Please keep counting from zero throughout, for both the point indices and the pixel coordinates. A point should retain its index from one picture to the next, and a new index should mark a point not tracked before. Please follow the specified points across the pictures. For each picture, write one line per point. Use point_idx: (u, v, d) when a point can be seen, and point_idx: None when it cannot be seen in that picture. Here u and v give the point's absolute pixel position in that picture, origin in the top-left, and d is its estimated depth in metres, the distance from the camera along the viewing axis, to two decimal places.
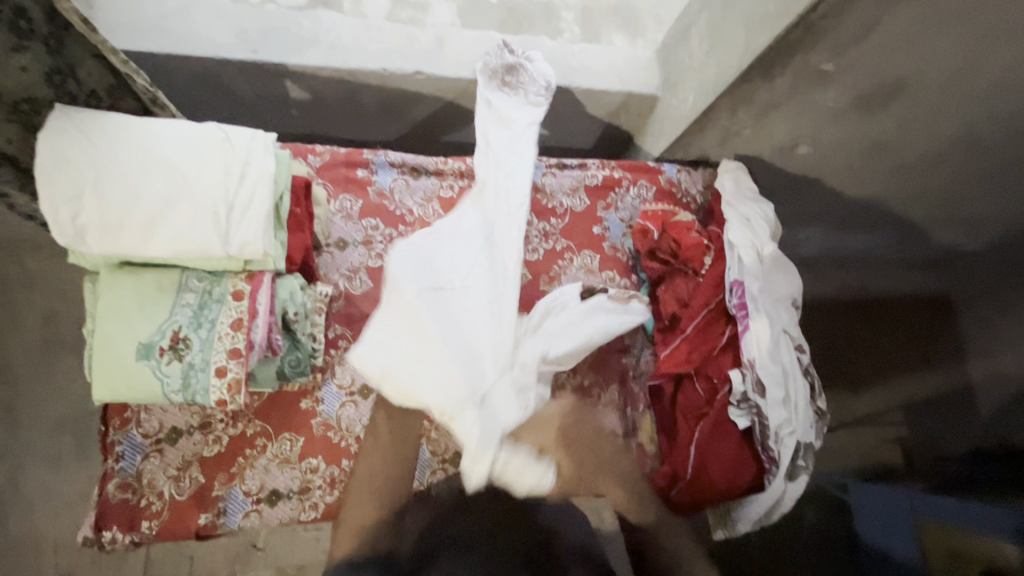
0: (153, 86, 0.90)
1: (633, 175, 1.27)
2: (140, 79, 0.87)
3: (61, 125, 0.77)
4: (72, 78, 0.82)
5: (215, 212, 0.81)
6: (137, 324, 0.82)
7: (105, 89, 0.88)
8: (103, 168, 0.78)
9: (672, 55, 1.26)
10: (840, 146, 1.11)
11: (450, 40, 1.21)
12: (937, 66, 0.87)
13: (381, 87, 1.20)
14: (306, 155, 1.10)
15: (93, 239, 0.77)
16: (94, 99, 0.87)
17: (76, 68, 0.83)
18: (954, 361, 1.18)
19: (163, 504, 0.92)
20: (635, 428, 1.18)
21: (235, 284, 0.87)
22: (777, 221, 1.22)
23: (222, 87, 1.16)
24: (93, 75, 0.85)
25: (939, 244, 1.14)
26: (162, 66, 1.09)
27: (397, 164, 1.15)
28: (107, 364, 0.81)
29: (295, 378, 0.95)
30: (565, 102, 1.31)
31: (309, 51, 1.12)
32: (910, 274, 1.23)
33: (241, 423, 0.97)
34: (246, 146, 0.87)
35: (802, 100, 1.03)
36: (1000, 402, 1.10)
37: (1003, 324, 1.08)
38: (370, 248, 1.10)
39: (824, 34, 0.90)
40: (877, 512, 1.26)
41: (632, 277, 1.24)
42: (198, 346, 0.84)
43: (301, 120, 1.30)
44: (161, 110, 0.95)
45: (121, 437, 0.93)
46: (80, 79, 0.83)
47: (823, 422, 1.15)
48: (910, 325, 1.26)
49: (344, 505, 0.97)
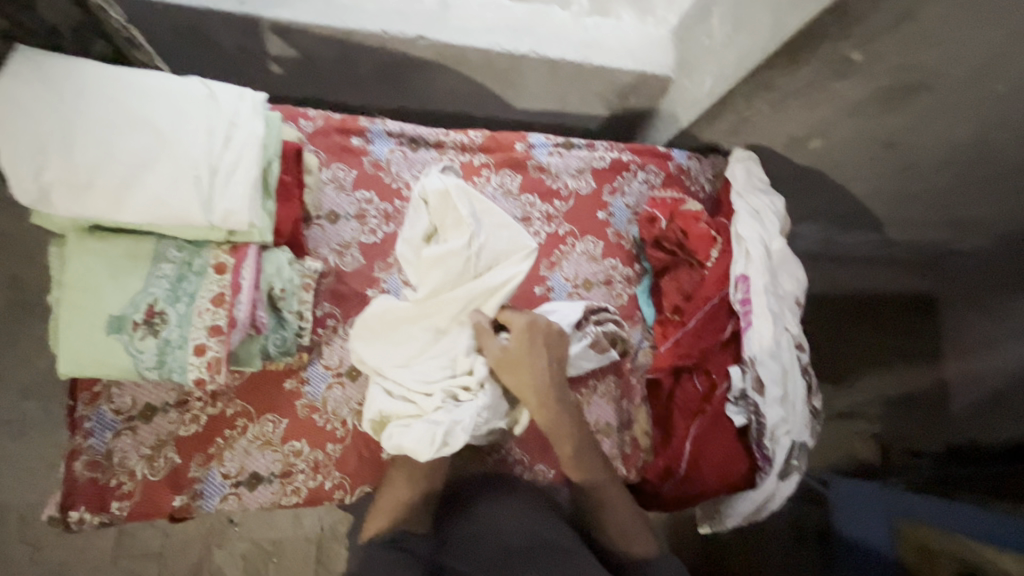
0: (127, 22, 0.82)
1: (643, 158, 1.22)
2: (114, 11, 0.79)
3: (22, 71, 0.69)
4: (29, 11, 0.74)
5: (197, 176, 0.74)
6: (108, 295, 0.76)
7: (70, 29, 0.79)
8: (71, 122, 0.70)
9: (689, 35, 1.20)
10: (855, 143, 1.07)
11: (455, 5, 1.14)
12: (968, 63, 0.83)
13: (379, 51, 1.12)
14: (297, 119, 1.03)
15: (59, 201, 0.70)
16: (56, 35, 0.79)
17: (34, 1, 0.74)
18: (931, 361, 1.33)
19: (135, 484, 0.87)
20: (629, 421, 1.11)
21: (218, 256, 0.81)
22: (786, 215, 1.19)
23: (206, 42, 1.07)
24: (57, 12, 0.76)
25: (920, 249, 1.28)
26: (138, 13, 1.00)
27: (395, 134, 1.08)
28: (75, 338, 0.75)
29: (281, 358, 0.89)
30: (574, 80, 1.24)
31: (303, 8, 1.03)
32: (894, 275, 1.37)
33: (221, 403, 0.91)
34: (232, 105, 0.80)
35: (819, 87, 0.97)
36: (982, 396, 1.21)
37: (976, 321, 1.25)
38: (363, 223, 1.03)
39: (856, 22, 0.82)
40: (853, 508, 1.27)
41: (634, 265, 1.19)
42: (175, 321, 0.78)
43: (289, 81, 1.21)
44: (137, 51, 0.86)
45: (91, 412, 0.87)
46: (39, 15, 0.76)
47: (817, 421, 1.14)
48: (881, 321, 1.41)
49: (328, 491, 0.93)
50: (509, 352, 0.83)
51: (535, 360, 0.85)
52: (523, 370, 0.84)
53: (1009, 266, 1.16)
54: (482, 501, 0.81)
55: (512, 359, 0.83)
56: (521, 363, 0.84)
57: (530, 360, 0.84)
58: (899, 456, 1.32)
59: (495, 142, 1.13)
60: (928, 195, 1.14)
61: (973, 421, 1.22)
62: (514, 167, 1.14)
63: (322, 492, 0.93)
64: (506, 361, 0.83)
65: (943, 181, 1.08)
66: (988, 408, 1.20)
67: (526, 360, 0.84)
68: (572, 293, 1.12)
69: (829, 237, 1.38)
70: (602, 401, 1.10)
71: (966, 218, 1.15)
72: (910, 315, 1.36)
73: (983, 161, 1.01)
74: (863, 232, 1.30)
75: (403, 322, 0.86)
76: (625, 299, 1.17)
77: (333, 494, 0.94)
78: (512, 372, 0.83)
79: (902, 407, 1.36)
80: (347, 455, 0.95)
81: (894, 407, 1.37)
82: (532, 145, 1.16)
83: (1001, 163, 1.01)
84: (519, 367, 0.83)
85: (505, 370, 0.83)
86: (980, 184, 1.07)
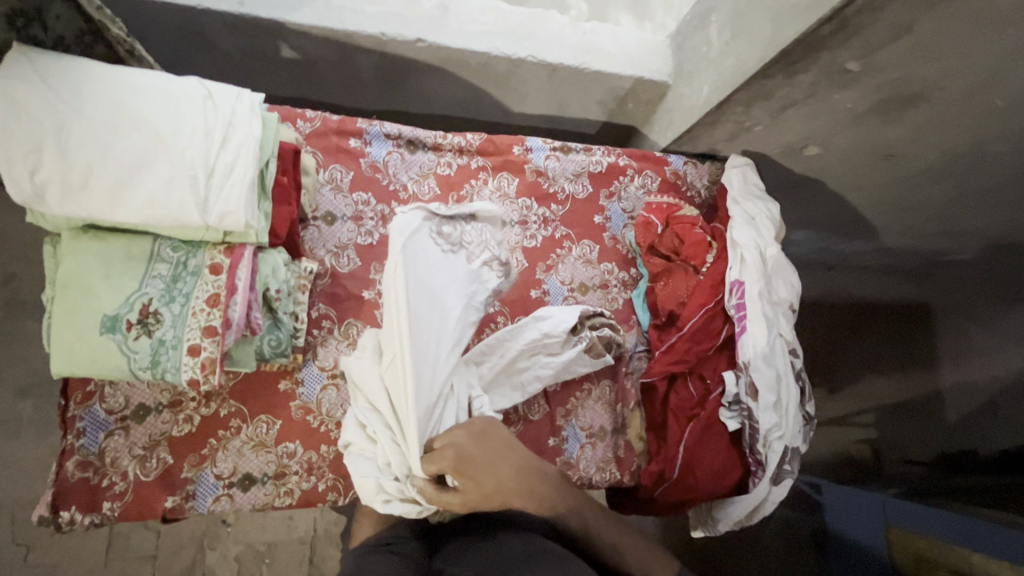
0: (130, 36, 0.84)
1: (639, 164, 1.23)
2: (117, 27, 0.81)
3: (18, 68, 0.69)
4: (38, 23, 0.74)
5: (193, 176, 0.74)
6: (103, 294, 0.76)
7: (74, 37, 0.79)
8: (67, 120, 0.70)
9: (687, 42, 1.20)
10: (850, 151, 1.08)
11: (455, 8, 1.14)
12: (964, 76, 0.84)
13: (378, 53, 1.12)
14: (294, 120, 1.03)
15: (55, 200, 0.70)
16: (62, 45, 0.79)
17: (44, 11, 0.74)
18: (927, 368, 1.24)
19: (127, 485, 0.87)
20: (623, 425, 1.12)
21: (213, 257, 0.81)
22: (782, 222, 1.19)
23: (206, 42, 1.08)
24: (63, 22, 0.77)
25: (914, 259, 1.22)
26: (137, 13, 1.00)
27: (393, 136, 1.09)
28: (68, 337, 0.74)
29: (276, 359, 0.88)
30: (572, 84, 1.24)
31: (302, 9, 1.03)
32: (894, 283, 1.28)
33: (215, 403, 0.91)
34: (229, 106, 0.80)
35: (820, 99, 0.99)
36: (978, 403, 1.14)
37: (976, 335, 1.15)
38: (360, 224, 1.03)
39: (856, 33, 0.83)
40: (846, 513, 1.28)
41: (630, 269, 1.19)
42: (170, 321, 0.78)
43: (287, 81, 1.21)
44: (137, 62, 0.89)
45: (83, 412, 0.86)
46: (48, 26, 0.75)
47: (810, 427, 1.14)
48: (875, 329, 1.34)
49: (322, 493, 0.93)
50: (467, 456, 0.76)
51: (495, 458, 0.79)
52: (484, 477, 0.77)
53: (1000, 285, 1.09)
54: (503, 524, 0.80)
55: (466, 463, 0.76)
56: (476, 475, 0.76)
57: (495, 459, 0.79)
58: (893, 463, 1.26)
59: (492, 145, 1.14)
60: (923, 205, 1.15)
61: (970, 427, 1.15)
62: (511, 171, 1.14)
63: (315, 493, 0.93)
64: (461, 462, 0.76)
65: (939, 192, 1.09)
66: (977, 417, 1.14)
67: (484, 460, 0.78)
68: (567, 297, 1.12)
69: (826, 244, 1.38)
70: (596, 404, 1.10)
71: (966, 228, 1.10)
72: (899, 322, 1.29)
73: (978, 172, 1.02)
74: (863, 241, 1.29)
75: (377, 386, 0.84)
76: (620, 304, 1.17)
77: (326, 496, 0.94)
78: (469, 482, 0.76)
79: (895, 412, 1.29)
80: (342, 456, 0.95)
81: (889, 414, 1.30)
82: (530, 149, 1.16)
83: None
84: (482, 475, 0.77)
85: (463, 470, 0.76)
86: None
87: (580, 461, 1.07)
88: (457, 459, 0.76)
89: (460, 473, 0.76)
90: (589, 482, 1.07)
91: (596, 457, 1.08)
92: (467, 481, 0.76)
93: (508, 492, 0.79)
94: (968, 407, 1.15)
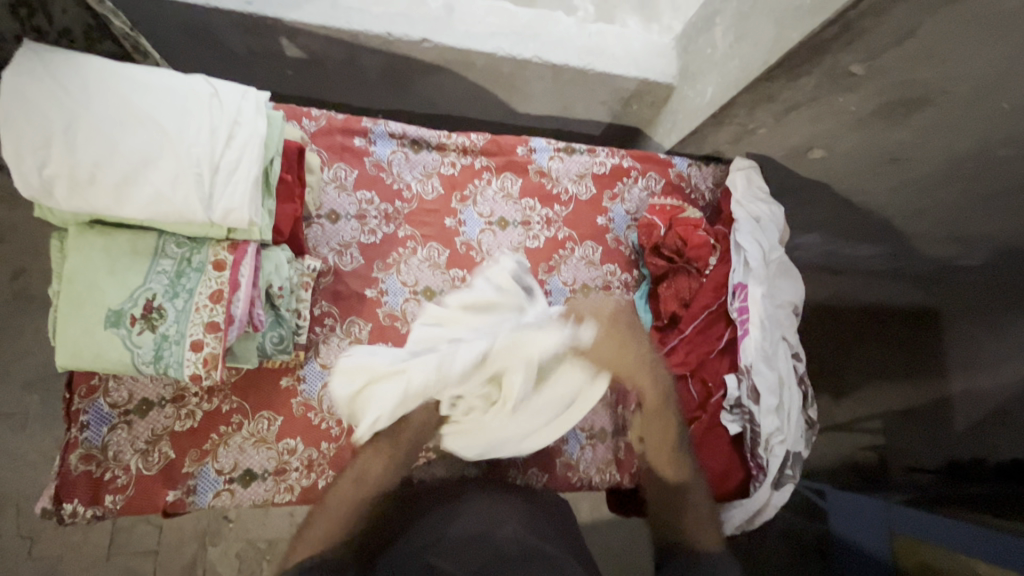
0: (133, 30, 0.82)
1: (643, 165, 1.22)
2: (118, 20, 0.79)
3: (27, 63, 0.70)
4: (40, 13, 0.76)
5: (198, 173, 0.74)
6: (106, 289, 0.77)
7: (81, 31, 0.81)
8: (74, 117, 0.71)
9: (692, 44, 1.20)
10: (855, 155, 1.08)
11: (461, 9, 1.15)
12: (969, 79, 0.83)
13: (384, 53, 1.13)
14: (300, 118, 1.04)
15: (62, 194, 0.71)
16: (68, 37, 0.80)
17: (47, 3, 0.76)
18: (936, 376, 1.35)
19: (129, 478, 0.88)
20: (623, 427, 1.12)
21: (217, 253, 0.82)
22: (786, 226, 1.19)
23: (213, 41, 1.09)
24: (69, 15, 0.79)
25: (927, 268, 1.32)
26: (146, 11, 1.01)
27: (398, 135, 1.09)
28: (72, 332, 0.75)
29: (278, 356, 0.89)
30: (577, 86, 1.24)
31: (308, 8, 1.04)
32: (905, 290, 1.40)
33: (217, 399, 0.92)
34: (235, 104, 0.81)
35: (824, 103, 0.98)
36: (991, 412, 1.22)
37: (986, 340, 1.28)
38: (363, 223, 1.04)
39: (859, 36, 0.82)
40: (852, 521, 1.27)
41: (633, 271, 1.19)
42: (173, 317, 0.78)
43: (293, 81, 1.22)
44: (144, 58, 0.87)
45: (87, 405, 0.87)
46: (51, 15, 0.77)
47: (812, 432, 1.13)
48: (885, 335, 1.44)
49: (322, 490, 0.93)
50: (605, 334, 0.98)
51: (622, 345, 0.99)
52: (622, 362, 0.98)
53: (1005, 295, 1.23)
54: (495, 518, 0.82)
55: (617, 361, 0.98)
56: (625, 348, 0.99)
57: (622, 347, 0.99)
58: (899, 470, 1.32)
59: (497, 145, 1.14)
60: (929, 209, 1.14)
61: (980, 434, 1.23)
62: (515, 171, 1.15)
63: (314, 492, 0.93)
64: (602, 354, 0.97)
65: (944, 196, 1.09)
66: (984, 424, 1.23)
67: (624, 351, 0.99)
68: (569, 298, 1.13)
69: (832, 248, 1.38)
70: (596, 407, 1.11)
71: (973, 235, 1.17)
72: (906, 329, 1.40)
73: (985, 176, 1.01)
74: (869, 243, 1.32)
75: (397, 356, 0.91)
76: None
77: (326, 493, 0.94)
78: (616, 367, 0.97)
79: (904, 418, 1.37)
80: (343, 454, 0.95)
81: (897, 420, 1.38)
82: (534, 149, 1.16)
83: (1001, 179, 1.01)
84: (621, 362, 0.98)
85: (615, 362, 0.98)
86: (979, 200, 1.08)
87: (579, 462, 1.08)
88: (602, 344, 0.97)
89: (618, 365, 0.98)
90: (589, 482, 1.09)
91: (596, 458, 1.09)
92: (623, 369, 0.98)
93: (640, 373, 1.01)
94: (981, 417, 1.24)
